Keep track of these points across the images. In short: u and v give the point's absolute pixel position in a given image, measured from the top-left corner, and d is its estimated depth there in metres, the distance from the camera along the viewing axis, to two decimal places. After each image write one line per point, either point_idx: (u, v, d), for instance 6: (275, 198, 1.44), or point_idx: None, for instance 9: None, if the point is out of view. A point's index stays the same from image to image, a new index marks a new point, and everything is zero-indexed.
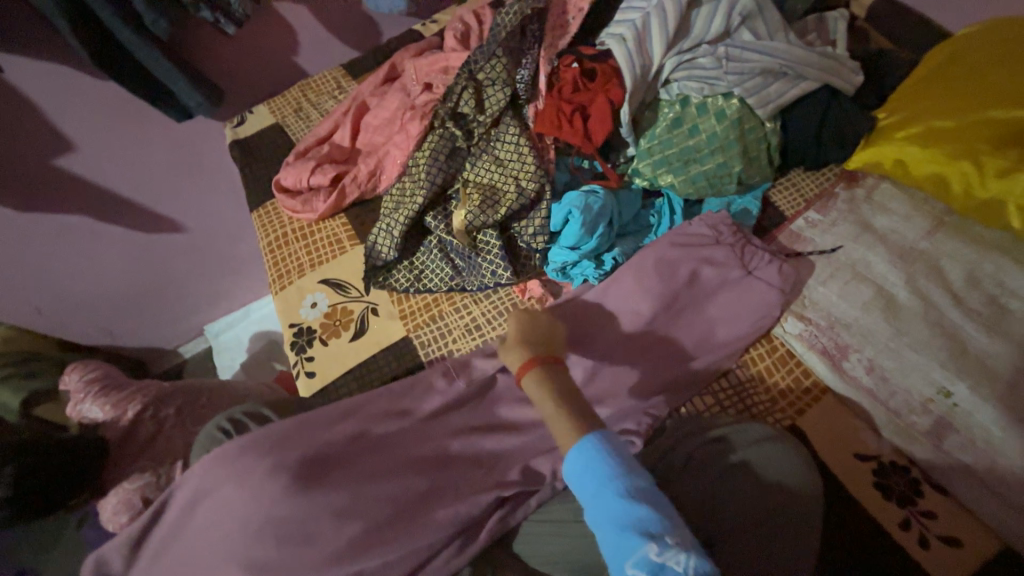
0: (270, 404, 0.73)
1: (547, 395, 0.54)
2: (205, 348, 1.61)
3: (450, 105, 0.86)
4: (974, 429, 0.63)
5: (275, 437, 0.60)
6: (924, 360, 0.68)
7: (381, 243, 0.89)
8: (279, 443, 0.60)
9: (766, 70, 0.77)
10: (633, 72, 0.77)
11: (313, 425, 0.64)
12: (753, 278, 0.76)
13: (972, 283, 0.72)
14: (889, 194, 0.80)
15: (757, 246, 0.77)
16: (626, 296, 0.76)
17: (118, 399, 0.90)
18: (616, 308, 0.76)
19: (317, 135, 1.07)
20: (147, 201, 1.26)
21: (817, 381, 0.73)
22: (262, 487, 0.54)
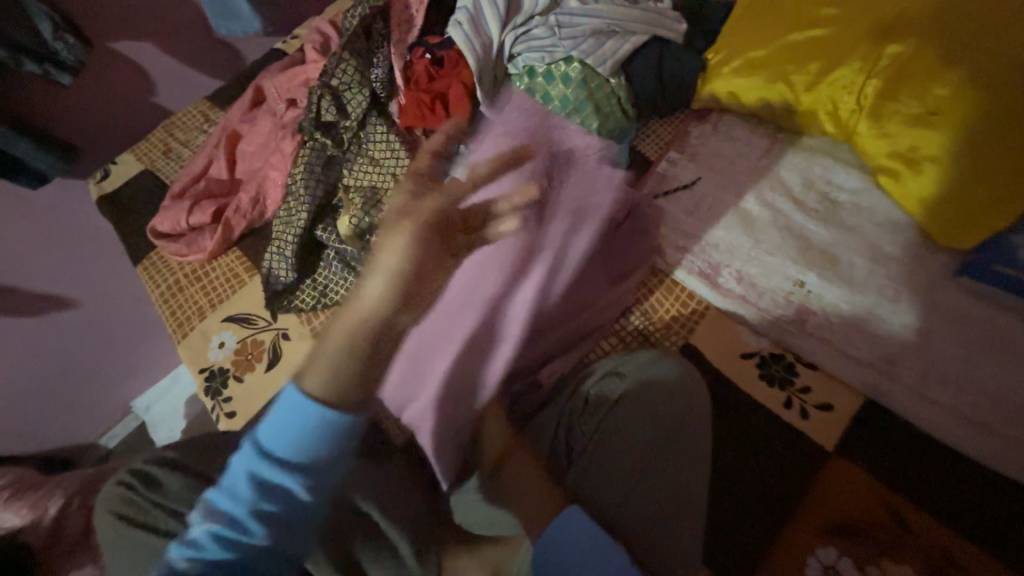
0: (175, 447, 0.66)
1: (523, 473, 0.61)
2: (136, 427, 1.46)
3: (313, 116, 0.86)
4: (827, 307, 0.73)
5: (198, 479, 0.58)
6: (779, 261, 0.77)
7: (277, 266, 0.87)
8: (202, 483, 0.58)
9: (596, 31, 0.85)
10: (474, 52, 0.81)
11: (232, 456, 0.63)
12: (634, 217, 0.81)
13: (808, 185, 0.82)
14: (731, 124, 0.90)
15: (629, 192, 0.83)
16: None
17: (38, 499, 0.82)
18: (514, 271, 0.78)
19: (190, 172, 1.02)
20: (19, 280, 1.14)
21: (701, 301, 0.79)
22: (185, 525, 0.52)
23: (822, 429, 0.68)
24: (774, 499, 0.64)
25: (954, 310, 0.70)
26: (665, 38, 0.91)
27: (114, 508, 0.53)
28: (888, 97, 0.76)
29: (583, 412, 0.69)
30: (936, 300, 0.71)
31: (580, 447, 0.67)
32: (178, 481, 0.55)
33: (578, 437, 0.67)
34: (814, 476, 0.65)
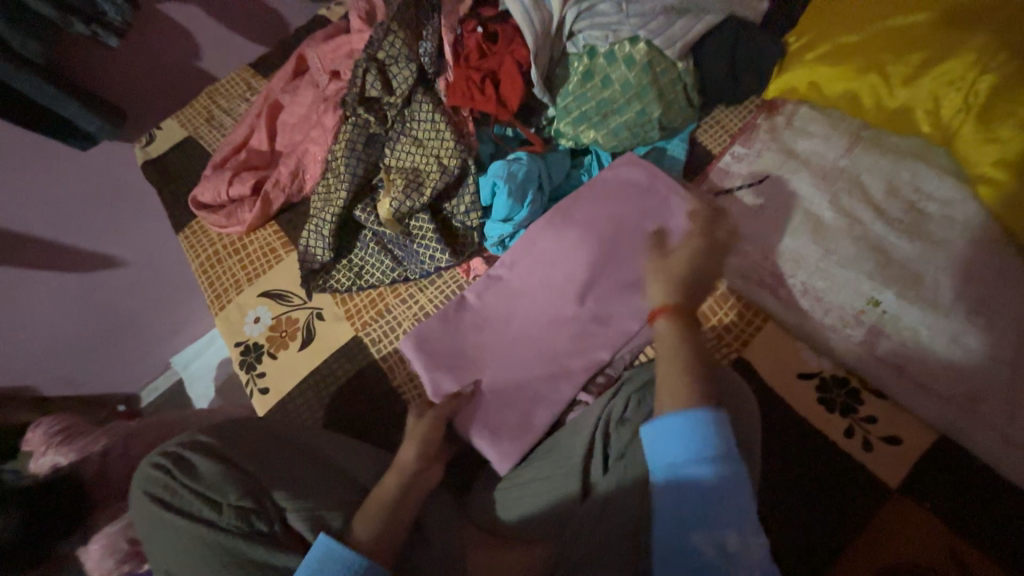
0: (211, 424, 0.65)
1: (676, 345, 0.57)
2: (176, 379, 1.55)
3: (357, 90, 0.82)
4: (904, 331, 0.67)
5: (234, 461, 0.57)
6: (853, 275, 0.71)
7: (315, 245, 0.86)
8: (237, 464, 0.57)
9: (667, 7, 0.76)
10: (532, 27, 0.73)
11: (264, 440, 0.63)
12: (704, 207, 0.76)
13: (892, 192, 0.74)
14: (807, 117, 0.81)
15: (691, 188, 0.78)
16: (574, 253, 0.75)
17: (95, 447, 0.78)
18: (571, 256, 0.75)
19: (232, 142, 1.01)
20: (72, 241, 1.17)
21: (758, 312, 0.74)
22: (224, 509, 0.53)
23: (885, 464, 0.62)
24: (826, 535, 0.60)
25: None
26: (742, 18, 0.81)
27: (151, 491, 0.54)
28: (1001, 97, 0.67)
29: (625, 419, 0.63)
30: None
31: (619, 455, 0.61)
32: (214, 467, 0.55)
33: (618, 444, 0.61)
34: (873, 515, 0.60)
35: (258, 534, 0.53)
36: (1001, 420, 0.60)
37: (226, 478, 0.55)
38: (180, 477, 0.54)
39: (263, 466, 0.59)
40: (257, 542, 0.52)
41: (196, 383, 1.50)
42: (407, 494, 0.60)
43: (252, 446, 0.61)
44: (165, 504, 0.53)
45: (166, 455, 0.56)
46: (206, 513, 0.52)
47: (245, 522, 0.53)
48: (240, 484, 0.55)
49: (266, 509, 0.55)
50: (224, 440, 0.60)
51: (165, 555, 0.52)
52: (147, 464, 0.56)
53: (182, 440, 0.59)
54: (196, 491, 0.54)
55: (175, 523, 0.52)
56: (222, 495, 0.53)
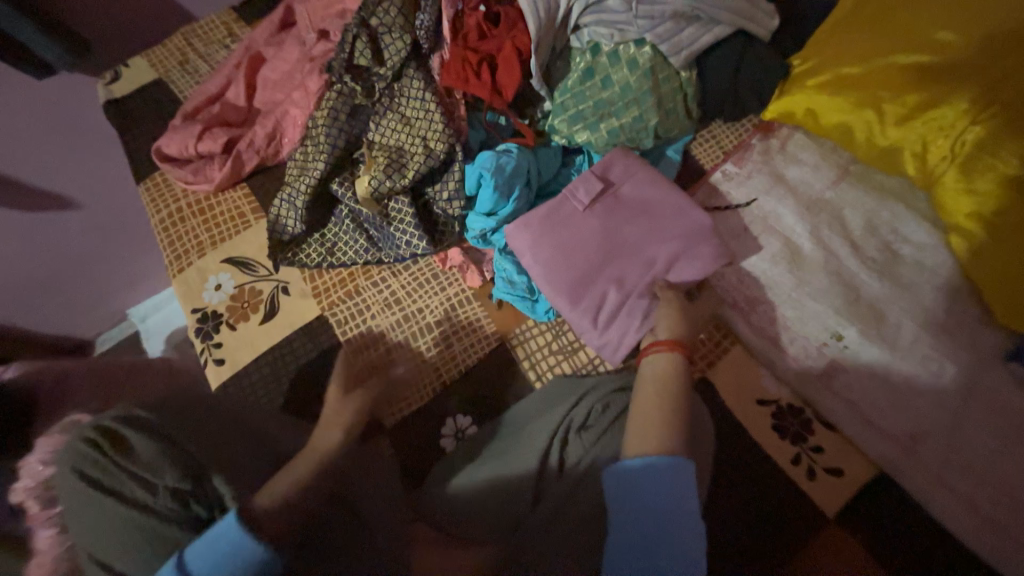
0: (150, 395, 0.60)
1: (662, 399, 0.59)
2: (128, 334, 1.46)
3: (345, 56, 0.77)
4: (862, 369, 0.69)
5: (175, 442, 0.53)
6: (822, 308, 0.72)
7: (286, 215, 0.82)
8: (177, 445, 0.53)
9: (678, 13, 0.73)
10: (537, 16, 0.69)
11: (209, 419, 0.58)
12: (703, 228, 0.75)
13: (870, 229, 0.75)
14: (800, 144, 0.81)
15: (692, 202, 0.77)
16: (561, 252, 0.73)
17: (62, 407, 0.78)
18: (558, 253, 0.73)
19: (206, 92, 0.95)
20: (21, 175, 1.08)
21: (726, 334, 0.75)
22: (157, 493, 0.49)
23: (825, 495, 0.65)
24: (764, 558, 0.62)
25: (992, 393, 0.65)
26: (752, 33, 0.79)
27: (75, 463, 0.49)
28: (986, 150, 0.68)
29: (586, 427, 0.65)
30: (979, 379, 0.66)
31: (578, 460, 0.63)
32: (151, 447, 0.50)
33: (578, 450, 0.64)
34: (807, 542, 0.63)
35: (196, 519, 0.50)
36: (934, 459, 0.63)
37: (165, 460, 0.50)
38: (112, 453, 0.50)
39: (206, 448, 0.55)
40: (192, 528, 0.50)
41: (152, 339, 1.41)
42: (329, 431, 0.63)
43: (196, 424, 0.56)
44: (91, 482, 0.48)
45: (98, 428, 0.51)
46: (137, 496, 0.48)
47: (181, 507, 0.50)
48: (180, 467, 0.51)
49: (206, 494, 0.52)
50: (165, 417, 0.55)
51: (86, 538, 0.48)
52: (74, 435, 0.50)
53: (118, 413, 0.52)
54: (128, 471, 0.49)
55: (101, 505, 0.48)
56: (157, 478, 0.49)
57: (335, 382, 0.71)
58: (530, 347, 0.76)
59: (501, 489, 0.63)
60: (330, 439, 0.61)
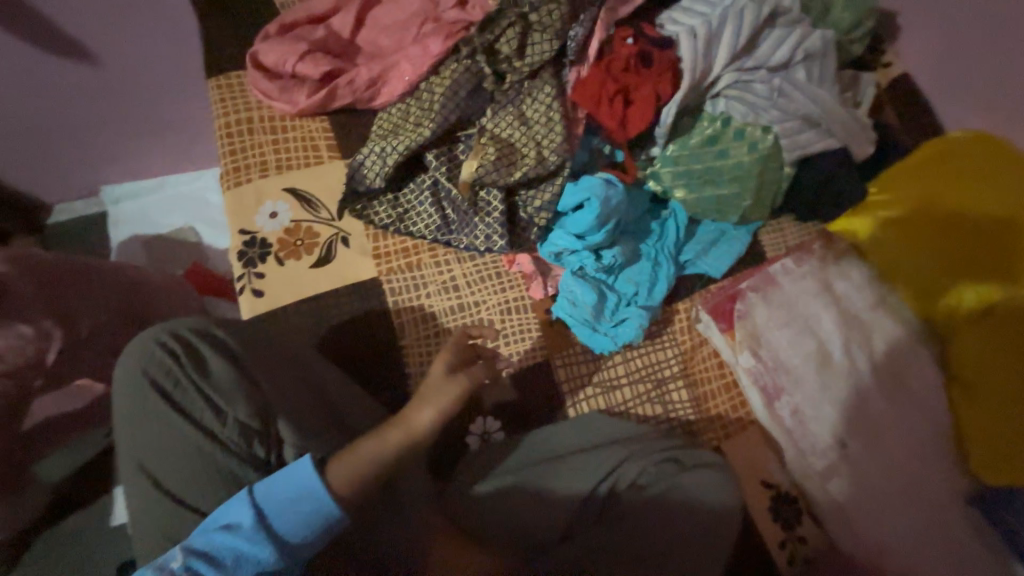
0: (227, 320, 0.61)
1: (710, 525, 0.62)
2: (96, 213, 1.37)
3: (488, 38, 0.77)
4: (858, 477, 0.75)
5: (247, 374, 0.56)
6: (836, 414, 0.78)
7: (370, 166, 0.79)
8: (249, 377, 0.56)
9: (806, 116, 0.78)
10: (692, 73, 0.74)
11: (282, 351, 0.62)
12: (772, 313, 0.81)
13: (890, 358, 0.81)
14: (853, 263, 0.87)
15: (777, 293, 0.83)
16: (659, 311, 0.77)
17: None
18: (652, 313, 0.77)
19: (312, 11, 0.88)
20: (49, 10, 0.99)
21: (749, 412, 0.82)
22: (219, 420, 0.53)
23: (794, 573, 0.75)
24: None
25: None
26: (851, 150, 0.87)
27: (155, 370, 0.53)
28: (1000, 321, 0.79)
29: (637, 483, 0.65)
30: None
31: (620, 509, 0.64)
32: (225, 372, 0.55)
33: (624, 502, 0.64)
34: None
35: (254, 458, 0.54)
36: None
37: (236, 389, 0.54)
38: (187, 369, 0.54)
39: (273, 386, 0.57)
40: (248, 464, 0.53)
41: (120, 227, 1.35)
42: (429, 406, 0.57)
43: (266, 356, 0.59)
44: (163, 394, 0.53)
45: (178, 340, 0.55)
46: (206, 419, 0.53)
47: (245, 442, 0.53)
48: (250, 401, 0.54)
49: (269, 436, 0.55)
50: (241, 342, 0.58)
51: (147, 447, 0.52)
52: (151, 342, 0.55)
53: (195, 327, 0.57)
54: (202, 391, 0.53)
55: (173, 419, 0.52)
56: (228, 406, 0.53)
57: (443, 356, 0.62)
58: (574, 371, 0.79)
59: (535, 507, 0.64)
60: (425, 422, 0.56)
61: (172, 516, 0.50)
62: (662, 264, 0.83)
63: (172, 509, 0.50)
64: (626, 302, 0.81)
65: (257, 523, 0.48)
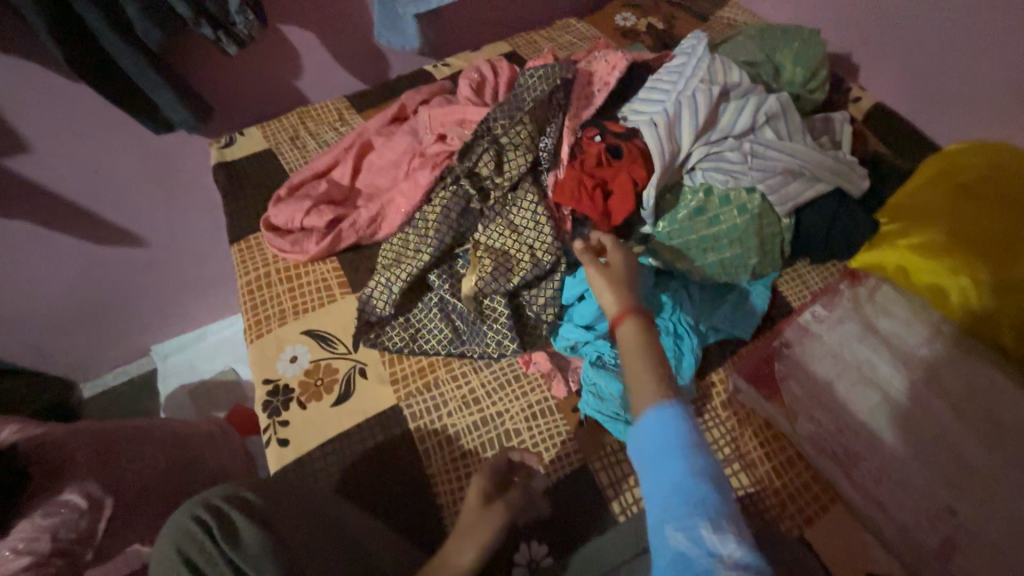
0: (255, 484, 0.63)
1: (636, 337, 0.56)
2: (149, 370, 1.50)
3: (468, 164, 0.84)
4: (980, 551, 0.62)
5: (269, 543, 0.55)
6: (929, 476, 0.67)
7: (377, 296, 0.83)
8: (270, 546, 0.54)
9: (786, 168, 0.79)
10: (662, 156, 0.77)
11: (301, 507, 0.62)
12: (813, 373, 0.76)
13: (970, 394, 0.72)
14: (891, 297, 0.81)
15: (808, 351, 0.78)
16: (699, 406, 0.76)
17: (48, 500, 0.76)
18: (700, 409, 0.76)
19: (315, 169, 1.00)
20: (101, 211, 1.17)
21: (825, 487, 0.73)
22: None
23: None
24: None
25: None
26: (845, 190, 0.85)
27: (179, 553, 0.52)
28: None
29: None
30: None
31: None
32: (254, 535, 0.55)
33: None
34: None
35: None
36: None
37: (265, 552, 0.53)
38: (214, 542, 0.53)
39: (298, 545, 0.57)
40: None
41: (168, 381, 1.46)
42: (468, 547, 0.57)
43: (290, 517, 0.60)
44: (192, 568, 0.50)
45: (207, 513, 0.56)
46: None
47: None
48: (278, 563, 0.53)
49: None
50: (268, 503, 0.61)
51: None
52: (182, 516, 0.56)
53: (226, 495, 0.60)
54: (231, 568, 0.51)
55: None
56: (258, 571, 0.51)
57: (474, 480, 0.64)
58: (616, 473, 0.72)
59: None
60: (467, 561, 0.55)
61: None
62: (684, 337, 0.79)
63: None
64: None
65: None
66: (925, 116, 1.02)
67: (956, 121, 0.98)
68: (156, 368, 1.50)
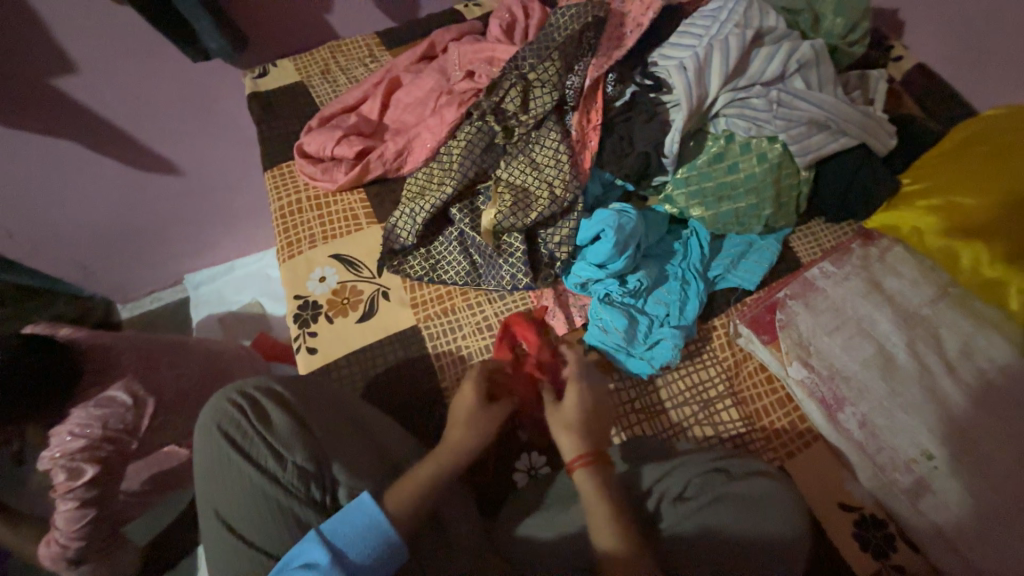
0: (283, 376, 0.69)
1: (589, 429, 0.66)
2: (182, 298, 1.61)
3: (494, 100, 0.85)
4: (949, 492, 0.67)
5: (299, 424, 0.62)
6: (913, 423, 0.71)
7: (402, 226, 0.87)
8: (300, 428, 0.61)
9: (812, 120, 0.79)
10: (689, 100, 0.77)
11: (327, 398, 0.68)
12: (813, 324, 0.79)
13: (965, 353, 0.75)
14: (901, 258, 0.83)
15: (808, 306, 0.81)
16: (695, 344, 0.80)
17: (98, 394, 0.82)
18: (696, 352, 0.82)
19: (345, 103, 1.03)
20: (142, 137, 1.21)
21: (810, 427, 0.77)
22: (281, 464, 0.58)
23: None
24: None
25: None
26: (870, 147, 0.85)
27: (222, 424, 0.60)
28: None
29: (682, 498, 0.64)
30: None
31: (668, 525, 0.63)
32: (284, 421, 0.61)
33: (674, 523, 0.62)
34: None
35: (310, 499, 0.58)
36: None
37: (294, 437, 0.60)
38: (251, 418, 0.60)
39: (326, 432, 0.63)
40: (308, 506, 0.57)
41: (199, 307, 1.57)
42: (579, 430, 0.67)
43: (315, 405, 0.65)
44: (233, 444, 0.58)
45: (244, 395, 0.62)
46: (269, 463, 0.58)
47: (302, 483, 0.58)
48: (307, 446, 0.60)
49: (323, 478, 0.59)
50: (296, 395, 0.65)
51: (219, 495, 0.57)
52: (222, 399, 0.62)
53: (258, 384, 0.65)
54: (265, 440, 0.59)
55: (240, 465, 0.57)
56: (289, 451, 0.59)
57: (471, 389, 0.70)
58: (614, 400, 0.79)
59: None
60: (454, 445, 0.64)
61: (240, 562, 0.54)
62: (691, 282, 0.83)
63: (242, 552, 0.54)
64: (659, 323, 0.81)
65: (333, 560, 0.49)
66: (967, 81, 0.99)
67: (997, 88, 0.95)
68: (188, 296, 1.60)
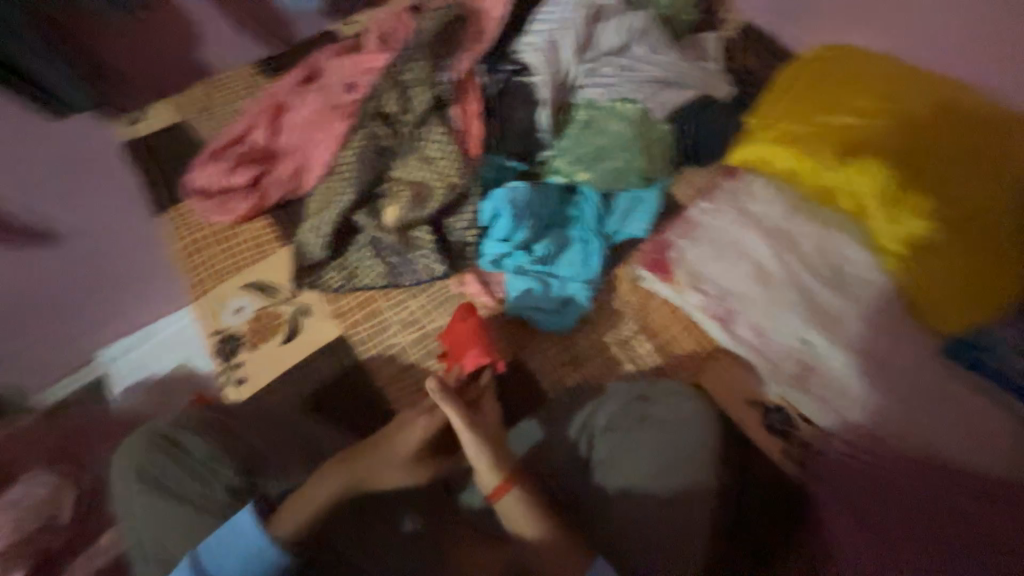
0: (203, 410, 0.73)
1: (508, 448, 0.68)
2: None
3: (375, 103, 0.87)
4: (827, 370, 0.78)
5: (221, 447, 0.66)
6: (791, 319, 0.81)
7: (311, 241, 0.88)
8: (222, 448, 0.66)
9: (656, 79, 0.93)
10: (549, 75, 0.90)
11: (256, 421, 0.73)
12: (700, 256, 0.89)
13: (826, 254, 0.85)
14: (763, 185, 0.93)
15: (684, 243, 0.90)
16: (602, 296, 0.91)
17: None
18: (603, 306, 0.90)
19: (229, 135, 1.01)
20: None
21: (714, 344, 0.86)
22: (208, 484, 0.63)
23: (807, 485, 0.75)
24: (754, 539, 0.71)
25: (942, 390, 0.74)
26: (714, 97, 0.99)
27: (138, 465, 0.64)
28: (904, 192, 0.83)
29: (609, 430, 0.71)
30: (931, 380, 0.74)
31: (601, 463, 0.69)
32: (201, 447, 0.65)
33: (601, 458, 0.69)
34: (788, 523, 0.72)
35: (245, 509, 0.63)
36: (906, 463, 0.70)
37: (213, 456, 0.65)
38: (167, 450, 0.65)
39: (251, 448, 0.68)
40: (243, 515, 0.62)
41: None
42: (496, 449, 0.68)
43: (236, 428, 0.71)
44: (150, 478, 0.62)
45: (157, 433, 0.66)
46: (194, 489, 0.62)
47: (231, 496, 0.63)
48: (226, 463, 0.65)
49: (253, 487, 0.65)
50: (212, 422, 0.70)
51: (148, 530, 0.61)
52: (136, 441, 0.66)
53: (172, 420, 0.69)
54: (184, 468, 0.63)
55: (164, 496, 0.62)
56: (209, 471, 0.64)
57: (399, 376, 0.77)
58: (542, 359, 0.85)
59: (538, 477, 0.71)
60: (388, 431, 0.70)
61: None
62: (591, 241, 0.90)
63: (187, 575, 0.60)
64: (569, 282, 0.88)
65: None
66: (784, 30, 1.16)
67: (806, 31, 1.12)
68: None
